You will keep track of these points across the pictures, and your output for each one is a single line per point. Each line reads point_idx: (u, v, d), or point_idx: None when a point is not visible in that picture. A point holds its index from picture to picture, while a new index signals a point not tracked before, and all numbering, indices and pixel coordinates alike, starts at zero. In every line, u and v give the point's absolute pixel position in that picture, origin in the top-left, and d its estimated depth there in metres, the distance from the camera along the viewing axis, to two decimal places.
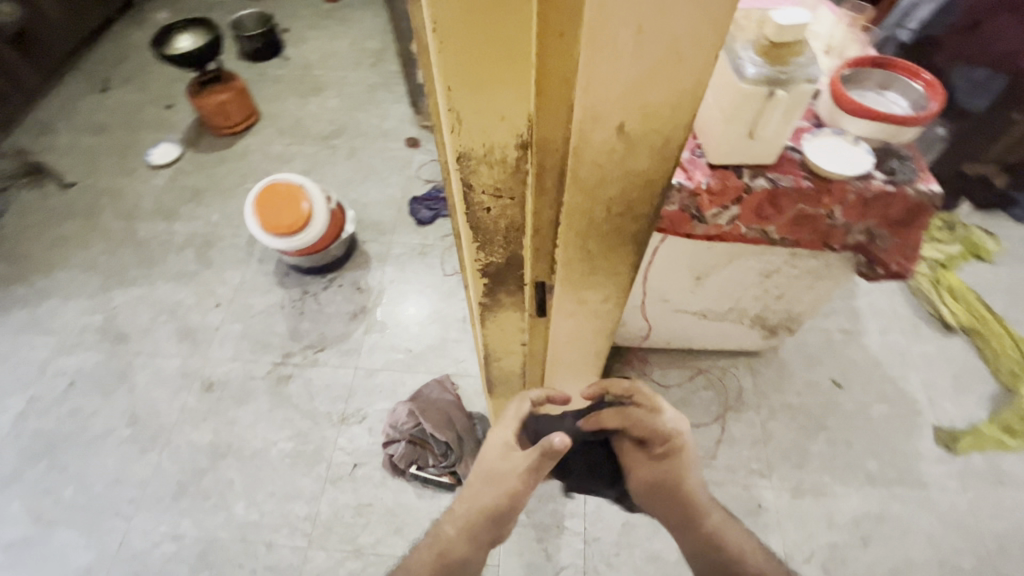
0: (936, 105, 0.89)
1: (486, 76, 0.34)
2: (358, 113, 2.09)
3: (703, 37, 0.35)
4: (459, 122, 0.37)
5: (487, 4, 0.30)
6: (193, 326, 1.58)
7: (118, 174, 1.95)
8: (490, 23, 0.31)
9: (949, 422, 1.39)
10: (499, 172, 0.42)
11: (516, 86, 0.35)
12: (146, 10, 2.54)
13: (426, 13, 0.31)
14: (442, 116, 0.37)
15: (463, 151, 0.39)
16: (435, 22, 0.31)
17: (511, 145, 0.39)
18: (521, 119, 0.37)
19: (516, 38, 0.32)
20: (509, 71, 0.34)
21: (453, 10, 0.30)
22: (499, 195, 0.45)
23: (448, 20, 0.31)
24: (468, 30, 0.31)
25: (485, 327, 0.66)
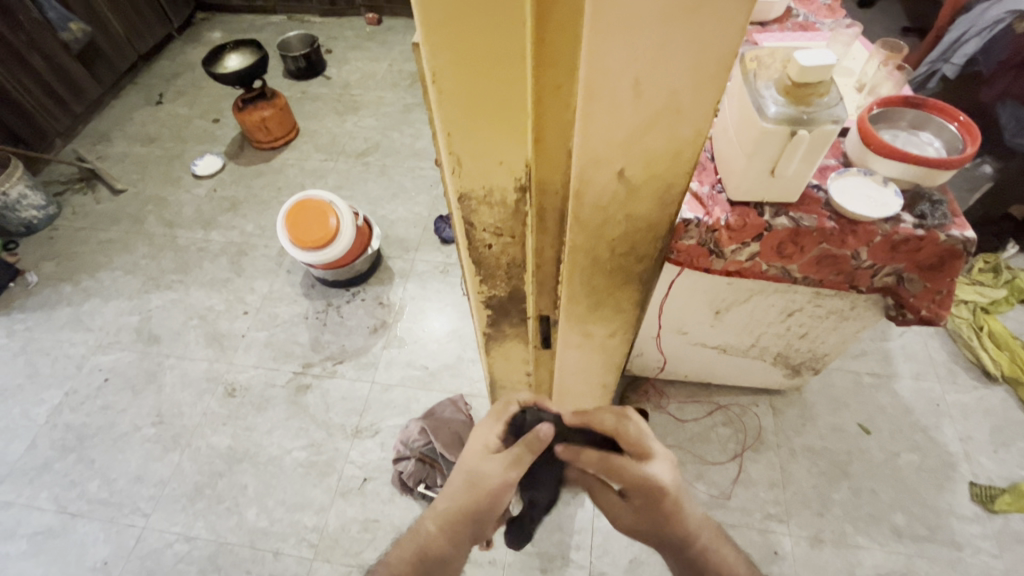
0: (971, 148, 0.85)
1: (483, 124, 0.35)
2: (392, 132, 2.16)
3: (702, 92, 0.35)
4: (459, 165, 0.39)
5: (483, 61, 0.32)
6: (221, 332, 1.64)
7: (164, 183, 2.05)
8: (487, 78, 0.33)
9: (987, 479, 1.30)
10: (499, 212, 0.43)
11: (513, 135, 0.36)
12: (203, 30, 2.71)
13: (426, 66, 0.32)
14: (443, 158, 0.39)
15: (464, 192, 0.41)
16: (435, 75, 0.33)
17: (510, 188, 0.40)
18: (518, 164, 0.38)
19: (513, 92, 0.33)
20: (505, 122, 0.35)
21: (451, 65, 0.32)
22: (501, 234, 0.45)
23: (446, 73, 0.32)
24: (466, 82, 0.33)
25: (490, 355, 0.66)
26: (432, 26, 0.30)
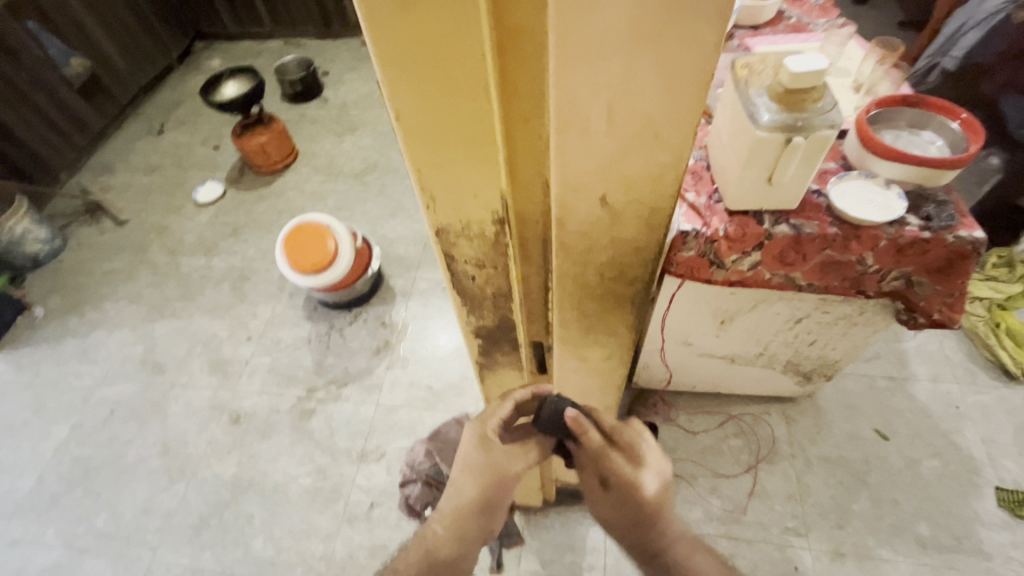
0: (975, 146, 0.83)
1: (453, 159, 0.34)
2: (390, 151, 2.16)
3: (681, 115, 0.33)
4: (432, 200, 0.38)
5: (446, 97, 0.30)
6: (225, 359, 1.64)
7: (166, 211, 2.07)
8: (451, 113, 0.31)
9: (1013, 484, 1.26)
10: (477, 246, 0.41)
11: (482, 169, 0.35)
12: (202, 58, 2.75)
13: (389, 105, 0.31)
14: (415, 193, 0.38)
15: (440, 227, 0.40)
16: (399, 113, 0.31)
17: (488, 222, 0.39)
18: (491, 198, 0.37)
19: (481, 127, 0.32)
20: (473, 158, 0.34)
21: (413, 102, 0.31)
22: (482, 266, 0.44)
23: (408, 110, 0.31)
24: (430, 118, 0.32)
25: (484, 384, 0.64)
26: (387, 64, 0.29)
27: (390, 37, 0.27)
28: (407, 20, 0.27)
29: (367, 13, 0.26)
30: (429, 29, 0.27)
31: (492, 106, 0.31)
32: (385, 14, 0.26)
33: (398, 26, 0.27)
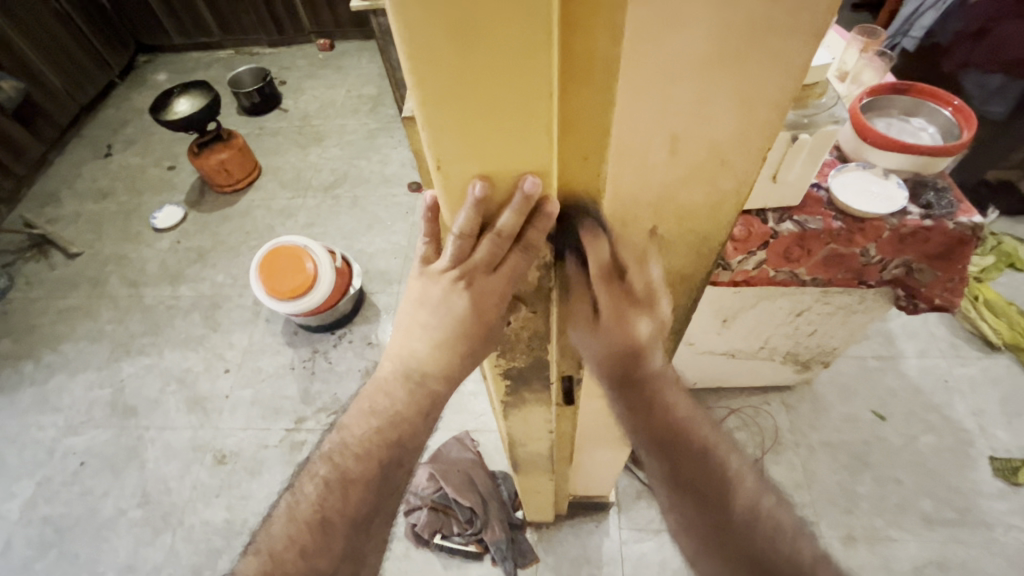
0: (969, 132, 0.83)
1: (495, 197, 0.31)
2: (359, 161, 2.07)
3: (749, 141, 0.31)
4: (470, 243, 0.34)
5: (497, 141, 0.28)
6: (203, 395, 1.54)
7: (122, 240, 1.94)
8: (499, 156, 0.28)
9: (1005, 452, 1.29)
10: (517, 289, 0.38)
11: (527, 209, 0.32)
12: (146, 72, 2.59)
13: (431, 151, 0.29)
14: (450, 238, 0.34)
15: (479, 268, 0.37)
16: (441, 159, 0.29)
17: (532, 265, 0.36)
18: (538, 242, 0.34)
19: (532, 170, 0.29)
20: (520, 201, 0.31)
21: (458, 147, 0.28)
22: (520, 306, 0.41)
23: (452, 155, 0.28)
24: (476, 162, 0.29)
25: (509, 420, 0.61)
26: (433, 106, 0.26)
27: (437, 73, 0.24)
28: (456, 54, 0.24)
29: (412, 49, 0.23)
30: (481, 62, 0.24)
31: (547, 148, 0.28)
32: (432, 49, 0.23)
33: (446, 62, 0.24)
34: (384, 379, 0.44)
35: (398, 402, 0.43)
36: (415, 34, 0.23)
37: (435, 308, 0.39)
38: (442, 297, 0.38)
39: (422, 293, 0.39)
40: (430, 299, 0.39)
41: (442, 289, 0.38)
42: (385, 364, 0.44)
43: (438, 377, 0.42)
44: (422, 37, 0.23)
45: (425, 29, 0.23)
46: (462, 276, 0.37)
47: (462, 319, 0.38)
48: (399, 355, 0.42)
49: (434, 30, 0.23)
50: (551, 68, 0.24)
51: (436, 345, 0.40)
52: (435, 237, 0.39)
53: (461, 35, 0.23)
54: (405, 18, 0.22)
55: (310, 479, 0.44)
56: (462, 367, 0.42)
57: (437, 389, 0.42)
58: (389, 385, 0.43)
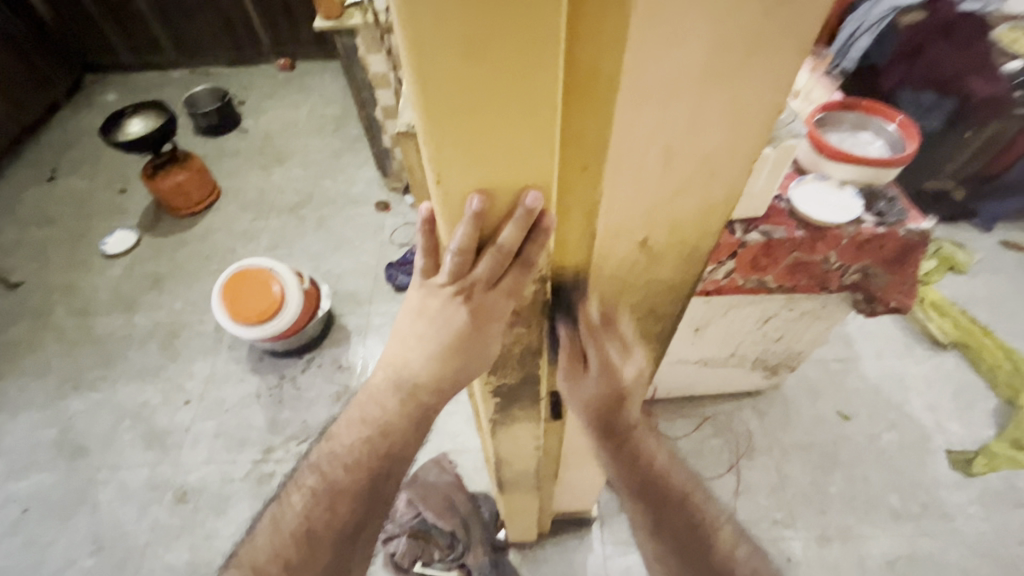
0: (913, 145, 0.89)
1: (499, 206, 0.31)
2: (324, 180, 2.04)
3: (737, 151, 0.32)
4: (468, 260, 0.35)
5: (500, 157, 0.28)
6: (161, 429, 1.45)
7: (69, 268, 1.83)
8: (500, 172, 0.29)
9: (960, 445, 1.36)
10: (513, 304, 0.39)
11: (528, 224, 0.32)
12: (94, 92, 2.48)
13: (430, 168, 0.29)
14: (449, 254, 0.34)
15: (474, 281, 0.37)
16: (441, 176, 0.29)
17: (528, 279, 0.36)
18: (537, 254, 0.34)
19: (532, 185, 0.30)
20: (522, 214, 0.31)
21: (458, 164, 0.28)
22: (513, 320, 0.41)
23: (452, 172, 0.28)
24: (476, 177, 0.29)
25: (497, 439, 0.60)
26: (436, 123, 0.26)
27: (444, 91, 0.24)
28: (463, 73, 0.24)
29: (420, 69, 0.24)
30: (489, 79, 0.24)
31: (548, 162, 0.28)
32: (438, 68, 0.24)
33: (451, 77, 0.24)
34: (375, 390, 0.43)
35: (390, 413, 0.42)
36: (423, 54, 0.23)
37: (433, 319, 0.39)
38: (440, 311, 0.39)
39: (422, 304, 0.39)
40: (429, 310, 0.39)
41: (440, 302, 0.38)
42: (377, 374, 0.43)
43: (430, 389, 0.41)
44: (431, 57, 0.23)
45: (433, 49, 0.23)
46: (460, 290, 0.37)
47: (460, 334, 0.39)
48: (391, 366, 0.41)
49: (442, 48, 0.23)
50: (556, 84, 0.25)
51: (433, 354, 0.40)
52: (432, 252, 0.38)
53: (471, 57, 0.23)
54: (414, 38, 0.23)
55: (298, 489, 0.43)
56: (456, 380, 0.41)
57: (428, 402, 0.42)
58: (380, 395, 0.42)
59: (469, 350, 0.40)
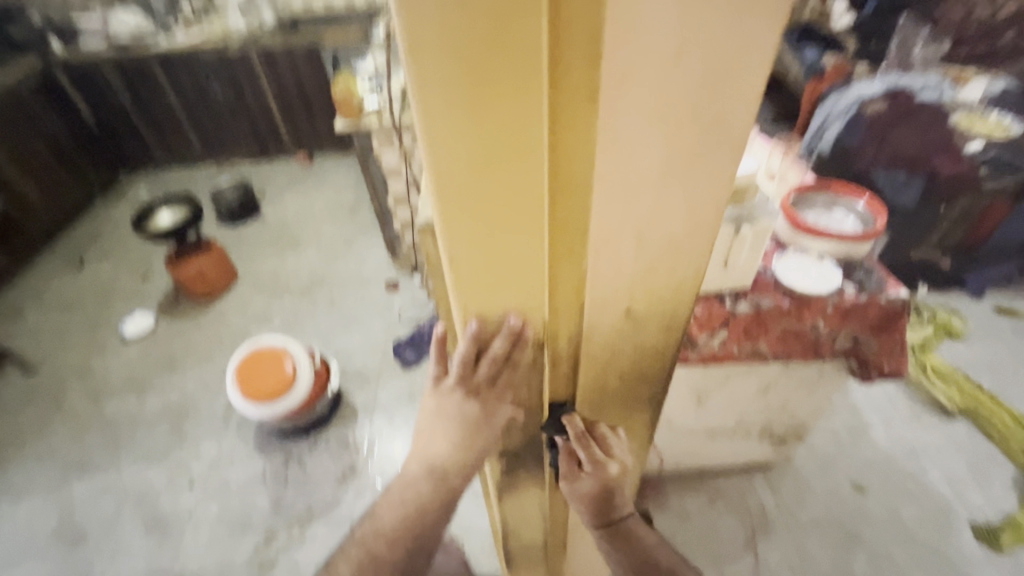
0: (882, 221, 0.96)
1: (488, 326, 0.42)
2: (337, 263, 2.14)
3: (697, 233, 0.38)
4: (471, 364, 0.44)
5: (498, 238, 0.36)
6: (164, 513, 1.43)
7: (88, 350, 1.88)
8: (500, 250, 0.36)
9: (983, 517, 1.32)
10: (515, 383, 0.46)
11: (511, 340, 0.42)
12: (127, 187, 2.68)
13: (444, 250, 0.36)
14: (454, 363, 0.44)
15: (480, 349, 0.43)
16: (453, 256, 0.37)
17: (527, 344, 0.43)
18: (524, 357, 0.44)
19: (526, 262, 0.37)
20: (507, 331, 0.42)
21: (467, 245, 0.36)
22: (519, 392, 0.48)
23: (461, 252, 0.36)
24: (481, 255, 0.37)
25: (504, 505, 0.62)
26: (449, 215, 0.34)
27: (454, 185, 0.33)
28: (471, 178, 0.33)
29: (437, 169, 0.32)
30: (489, 180, 0.33)
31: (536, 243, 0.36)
32: (451, 170, 0.32)
33: (461, 180, 0.33)
34: (409, 477, 0.48)
35: (422, 497, 0.48)
36: (440, 160, 0.32)
37: (450, 418, 0.46)
38: (455, 410, 0.46)
39: (438, 405, 0.47)
40: (446, 412, 0.47)
41: (454, 404, 0.46)
42: (410, 464, 0.49)
43: (456, 474, 0.48)
44: (445, 161, 0.32)
45: (447, 156, 0.31)
46: (469, 391, 0.45)
47: (473, 426, 0.47)
48: (421, 457, 0.48)
49: (455, 161, 0.32)
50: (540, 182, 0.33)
51: (454, 442, 0.47)
52: (443, 357, 0.47)
53: (475, 161, 0.32)
54: (435, 155, 0.31)
55: (343, 562, 0.49)
56: (475, 464, 0.48)
57: (455, 484, 0.48)
58: (410, 482, 0.48)
59: (480, 435, 0.47)
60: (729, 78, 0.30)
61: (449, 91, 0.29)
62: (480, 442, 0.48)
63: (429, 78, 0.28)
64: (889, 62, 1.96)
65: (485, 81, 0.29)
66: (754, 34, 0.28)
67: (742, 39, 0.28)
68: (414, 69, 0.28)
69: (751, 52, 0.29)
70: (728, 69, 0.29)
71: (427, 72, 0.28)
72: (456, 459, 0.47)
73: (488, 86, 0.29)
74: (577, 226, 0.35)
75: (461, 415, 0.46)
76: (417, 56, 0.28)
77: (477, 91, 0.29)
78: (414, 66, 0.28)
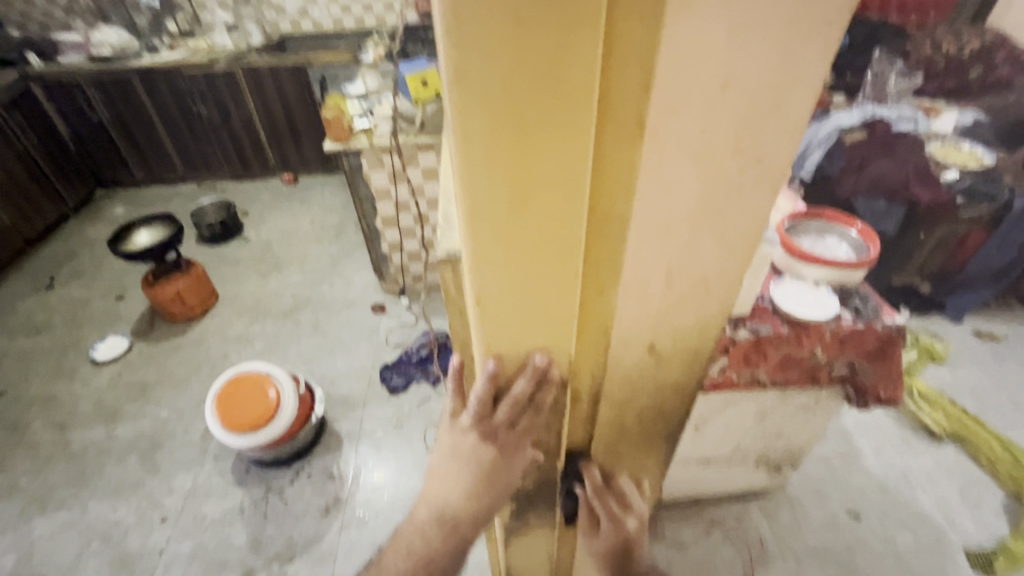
0: (875, 250, 0.97)
1: (508, 367, 0.40)
2: (321, 285, 2.09)
3: (728, 270, 0.38)
4: (489, 407, 0.42)
5: (529, 279, 0.34)
6: (132, 553, 1.34)
7: (55, 377, 1.79)
8: (530, 291, 0.35)
9: (977, 544, 1.31)
10: (534, 423, 0.44)
11: (535, 378, 0.40)
12: (102, 205, 2.60)
13: (470, 290, 0.35)
14: (471, 403, 0.42)
15: (499, 392, 0.42)
16: (480, 297, 0.35)
17: (552, 384, 0.41)
18: (544, 399, 0.42)
19: (556, 302, 0.36)
20: (532, 370, 0.40)
21: (495, 287, 0.34)
22: (539, 429, 0.46)
23: (489, 294, 0.35)
24: (508, 297, 0.35)
25: (510, 546, 0.60)
26: (480, 256, 0.33)
27: (487, 223, 0.31)
28: (507, 218, 0.31)
29: (471, 207, 0.30)
30: (526, 220, 0.31)
31: (570, 284, 0.35)
32: (485, 208, 0.30)
33: (496, 221, 0.31)
34: (417, 523, 0.46)
35: (432, 546, 0.45)
36: (475, 196, 0.30)
37: (465, 460, 0.44)
38: (471, 452, 0.44)
39: (454, 445, 0.44)
40: (460, 452, 0.44)
41: (470, 445, 0.44)
42: (418, 510, 0.47)
43: (468, 522, 0.45)
44: (481, 199, 0.30)
45: (484, 196, 0.30)
46: (487, 433, 0.43)
47: (488, 470, 0.44)
48: (432, 504, 0.45)
49: (492, 200, 0.30)
50: (580, 221, 0.31)
51: (468, 485, 0.44)
52: (460, 393, 0.45)
53: (514, 201, 0.30)
54: (471, 194, 0.30)
55: None
56: (490, 510, 0.46)
57: (466, 533, 0.46)
58: (422, 528, 0.46)
59: (496, 477, 0.45)
60: (774, 114, 0.29)
61: (493, 127, 0.27)
62: (497, 484, 0.45)
63: (473, 112, 0.27)
64: (865, 93, 2.01)
65: (532, 117, 0.27)
66: (802, 67, 0.28)
67: (792, 71, 0.28)
68: (456, 101, 0.26)
69: (798, 85, 0.28)
70: (771, 103, 0.29)
71: (471, 106, 0.26)
72: (470, 505, 0.45)
73: (535, 123, 0.27)
74: (609, 266, 0.35)
75: (477, 458, 0.44)
76: (462, 89, 0.26)
77: (523, 128, 0.27)
78: (456, 98, 0.26)
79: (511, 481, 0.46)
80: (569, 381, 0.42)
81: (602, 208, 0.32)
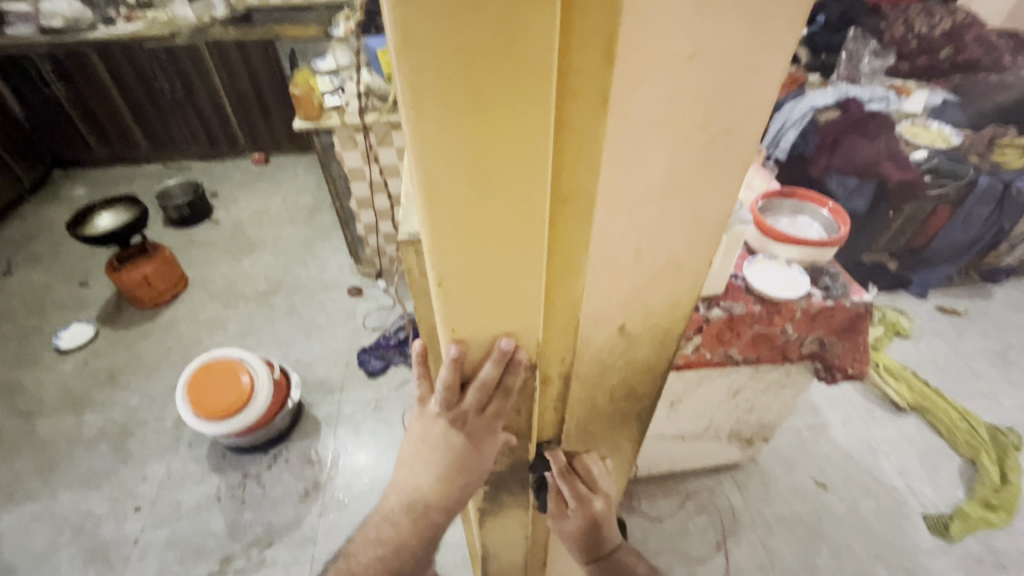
0: (845, 229, 0.99)
1: (474, 352, 0.39)
2: (296, 268, 2.05)
3: (696, 249, 0.38)
4: (456, 393, 0.42)
5: (494, 259, 0.33)
6: (104, 542, 1.32)
7: (18, 365, 1.73)
8: (495, 273, 0.34)
9: (935, 508, 1.38)
10: (501, 410, 0.44)
11: (503, 361, 0.40)
12: (61, 185, 2.48)
13: (432, 271, 0.34)
14: (438, 389, 0.42)
15: (465, 378, 0.41)
16: (442, 278, 0.34)
17: (522, 367, 0.41)
18: (512, 384, 0.42)
19: (523, 284, 0.35)
20: (498, 354, 0.39)
21: (457, 267, 0.33)
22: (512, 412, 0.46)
23: (452, 275, 0.34)
24: (472, 278, 0.34)
25: (485, 527, 0.61)
26: (440, 234, 0.31)
27: (446, 203, 0.30)
28: (467, 194, 0.30)
29: (428, 186, 0.29)
30: (488, 198, 0.30)
31: (535, 264, 0.34)
32: (445, 184, 0.29)
33: (456, 199, 0.30)
34: (387, 511, 0.46)
35: (404, 533, 0.45)
36: (433, 173, 0.29)
37: (435, 445, 0.44)
38: (441, 438, 0.44)
39: (423, 432, 0.44)
40: (430, 438, 0.44)
41: (440, 430, 0.44)
42: (389, 497, 0.46)
43: (440, 508, 0.46)
44: (441, 178, 0.29)
45: (442, 171, 0.28)
46: (456, 420, 0.43)
47: (459, 456, 0.44)
48: (403, 490, 0.45)
49: (450, 175, 0.29)
50: (544, 197, 0.31)
51: (439, 472, 0.45)
52: (427, 378, 0.44)
53: (473, 177, 0.29)
54: (429, 169, 0.28)
55: None
56: (462, 497, 0.46)
57: (438, 521, 0.46)
58: (394, 516, 0.46)
59: (465, 463, 0.45)
60: (740, 87, 0.29)
61: (447, 96, 0.26)
62: (467, 469, 0.45)
63: (425, 82, 0.25)
64: (839, 72, 2.02)
65: (489, 88, 0.26)
66: (770, 40, 0.27)
67: (760, 45, 0.27)
68: (406, 68, 0.25)
69: (765, 59, 0.28)
70: (738, 77, 0.29)
71: (423, 78, 0.25)
72: (440, 491, 0.45)
73: (491, 94, 0.26)
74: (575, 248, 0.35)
75: (446, 444, 0.44)
76: (411, 56, 0.24)
77: (478, 98, 0.26)
78: (406, 69, 0.25)
79: (479, 467, 0.46)
80: (539, 363, 0.42)
81: (566, 185, 0.32)
